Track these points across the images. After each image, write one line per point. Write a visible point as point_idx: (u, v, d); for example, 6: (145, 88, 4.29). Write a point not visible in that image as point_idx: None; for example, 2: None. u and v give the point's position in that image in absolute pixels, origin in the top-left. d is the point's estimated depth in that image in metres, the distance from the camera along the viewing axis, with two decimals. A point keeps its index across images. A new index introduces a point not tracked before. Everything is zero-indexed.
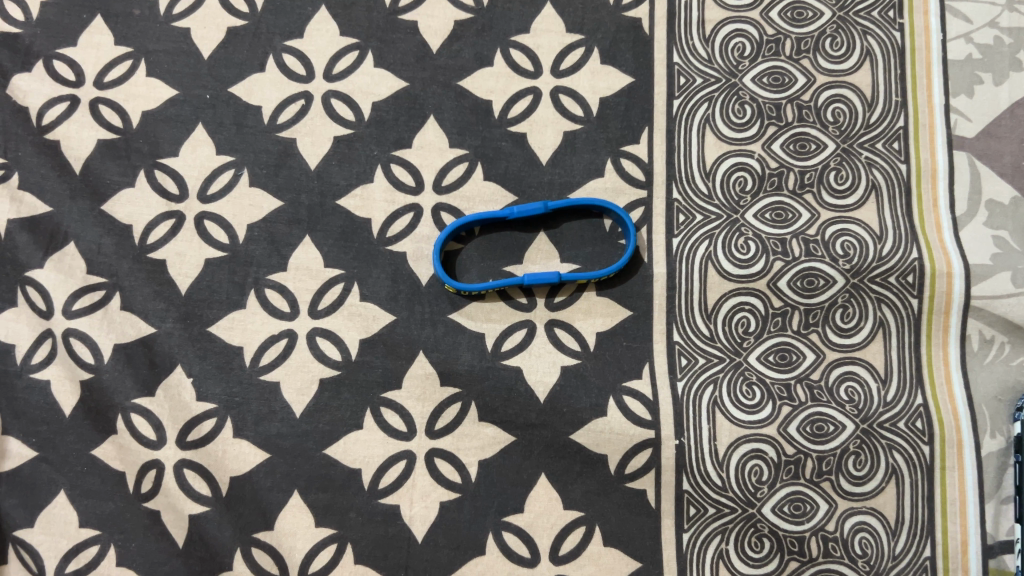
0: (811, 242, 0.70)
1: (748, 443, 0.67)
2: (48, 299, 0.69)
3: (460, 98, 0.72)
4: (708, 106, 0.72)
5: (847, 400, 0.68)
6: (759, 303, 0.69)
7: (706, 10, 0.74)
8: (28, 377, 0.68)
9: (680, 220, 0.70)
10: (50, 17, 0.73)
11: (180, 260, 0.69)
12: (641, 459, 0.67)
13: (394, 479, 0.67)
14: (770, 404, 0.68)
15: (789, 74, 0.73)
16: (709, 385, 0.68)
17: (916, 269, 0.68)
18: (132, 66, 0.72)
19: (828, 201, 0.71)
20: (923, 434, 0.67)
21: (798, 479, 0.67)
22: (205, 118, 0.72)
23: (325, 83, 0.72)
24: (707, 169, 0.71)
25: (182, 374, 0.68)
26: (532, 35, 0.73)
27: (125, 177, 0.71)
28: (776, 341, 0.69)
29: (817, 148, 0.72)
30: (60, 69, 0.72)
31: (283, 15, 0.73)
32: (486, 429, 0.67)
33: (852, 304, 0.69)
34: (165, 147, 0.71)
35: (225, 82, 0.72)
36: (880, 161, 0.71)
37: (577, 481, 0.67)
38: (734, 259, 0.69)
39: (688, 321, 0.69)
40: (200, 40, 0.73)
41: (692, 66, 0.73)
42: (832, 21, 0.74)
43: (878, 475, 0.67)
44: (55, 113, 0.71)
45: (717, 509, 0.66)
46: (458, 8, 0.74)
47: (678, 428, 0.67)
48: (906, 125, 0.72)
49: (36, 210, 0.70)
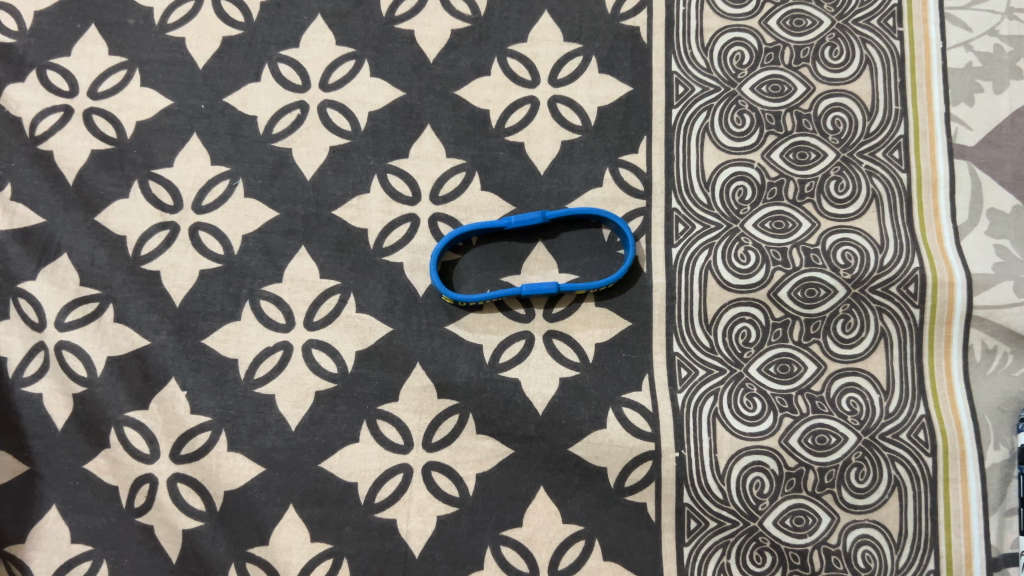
0: (811, 251, 0.69)
1: (749, 456, 0.66)
2: (41, 311, 0.68)
3: (457, 107, 0.72)
4: (707, 115, 0.72)
5: (849, 411, 0.67)
6: (760, 313, 0.68)
7: (705, 19, 0.73)
8: (20, 391, 0.67)
9: (679, 229, 0.70)
10: (43, 27, 0.72)
11: (175, 271, 0.68)
12: (641, 472, 0.66)
13: (391, 492, 0.66)
14: (771, 416, 0.67)
15: (788, 83, 0.72)
16: (709, 396, 0.67)
17: (917, 279, 0.68)
18: (127, 76, 0.72)
19: (828, 210, 0.70)
20: (926, 445, 0.66)
21: (799, 492, 0.66)
22: (199, 129, 0.71)
23: (321, 92, 0.72)
24: (707, 179, 0.71)
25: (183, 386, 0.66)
26: (529, 44, 0.73)
27: (119, 188, 0.70)
28: (777, 352, 0.68)
29: (816, 157, 0.71)
30: (54, 79, 0.72)
31: (279, 25, 0.73)
32: (484, 441, 0.66)
33: (853, 314, 0.68)
34: (160, 158, 0.70)
35: (220, 92, 0.72)
36: (881, 170, 0.71)
37: (576, 494, 0.66)
38: (734, 269, 0.69)
39: (688, 332, 0.68)
40: (195, 49, 0.72)
41: (690, 75, 0.72)
42: (831, 29, 0.73)
43: (881, 487, 0.66)
44: (48, 123, 0.71)
45: (718, 522, 0.65)
46: (454, 17, 0.73)
47: (678, 440, 0.66)
48: (907, 133, 0.71)
49: (29, 222, 0.69)
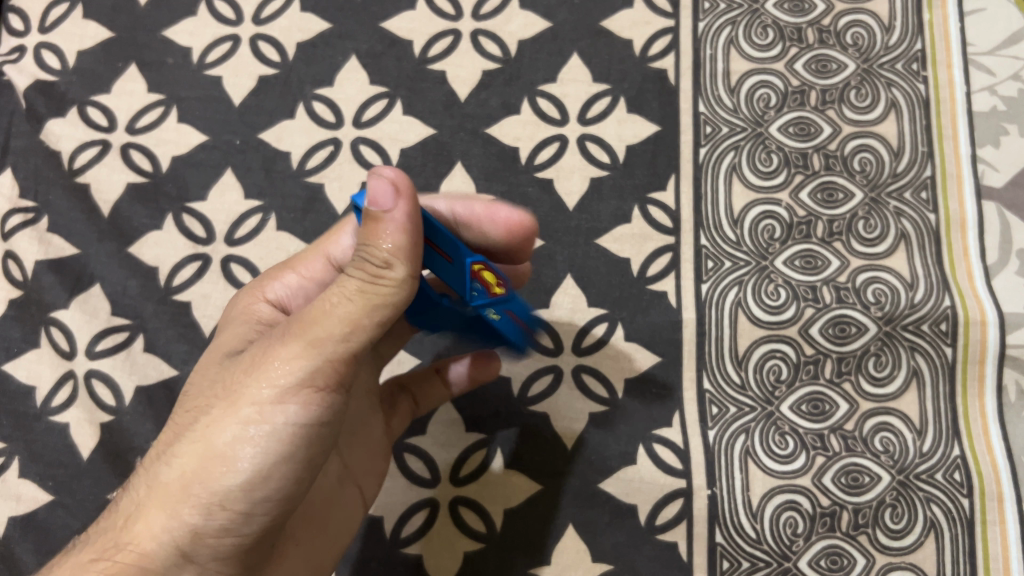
0: (841, 289, 0.69)
1: (782, 494, 0.65)
2: (71, 340, 0.68)
3: (487, 144, 0.73)
4: (735, 154, 0.72)
5: (883, 451, 0.66)
6: (791, 350, 0.68)
7: (731, 62, 0.75)
8: (47, 419, 0.66)
9: (709, 266, 0.70)
10: (84, 66, 0.75)
11: (206, 301, 0.68)
12: (672, 510, 0.65)
13: (417, 526, 0.65)
14: (804, 454, 0.66)
15: (815, 124, 0.73)
16: (740, 434, 0.66)
17: (949, 317, 0.68)
18: (164, 112, 0.74)
19: (858, 248, 0.70)
20: (962, 486, 0.65)
21: (834, 532, 0.64)
22: (234, 163, 0.72)
23: (354, 130, 0.73)
24: (735, 217, 0.71)
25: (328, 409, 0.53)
26: (559, 84, 0.75)
27: (153, 221, 0.71)
28: (808, 390, 0.67)
29: (845, 196, 0.71)
30: (93, 115, 0.74)
31: (314, 65, 0.75)
32: (513, 477, 0.66)
33: (885, 352, 0.68)
34: (194, 192, 0.72)
35: (255, 129, 0.73)
36: (910, 211, 0.71)
37: (606, 532, 0.65)
38: (765, 306, 0.69)
39: (719, 369, 0.68)
40: (232, 87, 0.75)
41: (718, 115, 0.73)
42: (857, 73, 0.74)
43: (917, 528, 0.64)
44: (86, 157, 0.73)
45: (751, 562, 0.64)
46: (486, 58, 0.76)
47: (710, 478, 0.65)
48: (934, 174, 0.72)
49: (63, 252, 0.70)
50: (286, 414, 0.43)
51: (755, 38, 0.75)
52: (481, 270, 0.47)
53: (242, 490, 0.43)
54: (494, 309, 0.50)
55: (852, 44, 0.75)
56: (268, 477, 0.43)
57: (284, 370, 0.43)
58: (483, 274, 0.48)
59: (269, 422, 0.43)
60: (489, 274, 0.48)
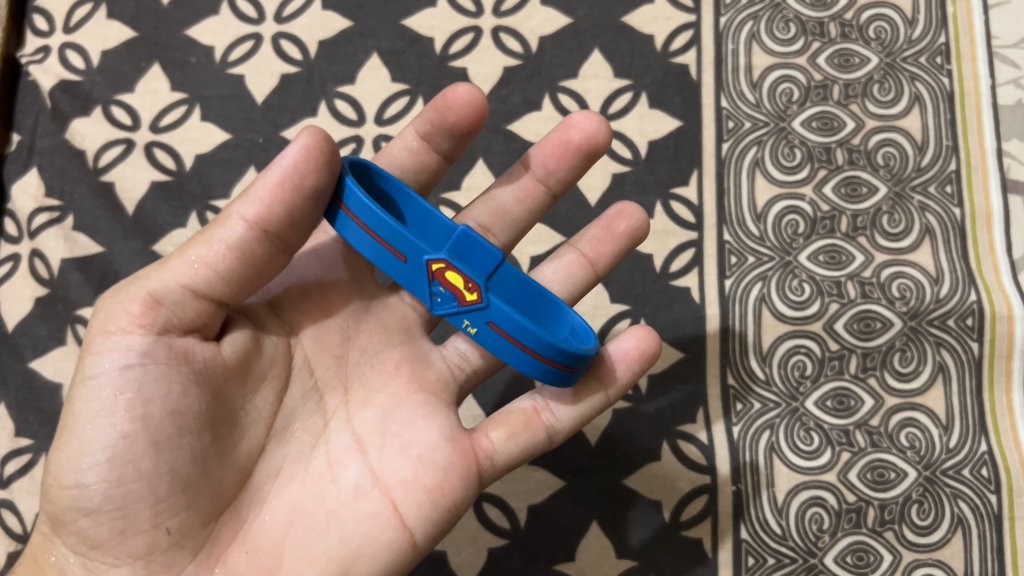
0: (866, 284, 0.69)
1: (808, 490, 0.65)
2: None
3: (508, 141, 0.73)
4: (758, 149, 0.72)
5: (908, 447, 0.65)
6: (815, 346, 0.67)
7: (753, 57, 0.74)
8: None
9: (732, 261, 0.70)
10: (108, 65, 0.76)
11: None
12: (696, 506, 0.64)
13: None
14: (829, 450, 0.65)
15: (838, 118, 0.73)
16: (765, 430, 0.66)
17: (975, 311, 0.67)
18: (188, 111, 0.74)
19: (882, 243, 0.70)
20: (989, 482, 0.64)
21: (859, 529, 0.64)
22: (257, 161, 0.73)
23: (375, 127, 0.73)
24: (758, 212, 0.71)
25: (326, 394, 0.48)
26: (580, 79, 0.75)
27: (178, 219, 0.71)
28: (833, 386, 0.67)
29: (868, 191, 0.71)
30: (117, 114, 0.74)
31: (336, 63, 0.76)
32: (536, 473, 0.65)
33: (910, 347, 0.67)
34: (217, 190, 0.72)
35: (278, 127, 0.74)
36: (934, 205, 0.70)
37: (630, 528, 0.64)
38: (789, 301, 0.68)
39: (743, 364, 0.67)
40: (254, 85, 0.75)
41: (740, 110, 0.73)
42: (880, 67, 0.74)
43: (944, 525, 0.64)
44: (110, 155, 0.73)
45: (777, 559, 0.63)
46: (507, 55, 0.75)
47: (735, 474, 0.65)
48: (959, 168, 0.71)
49: (88, 250, 0.71)
50: (109, 361, 0.40)
51: (777, 32, 0.75)
52: (443, 270, 0.48)
53: (82, 454, 0.40)
54: (470, 322, 0.49)
55: (875, 38, 0.75)
56: (108, 438, 0.40)
57: (106, 319, 0.41)
58: (445, 278, 0.48)
59: (96, 375, 0.40)
60: (456, 280, 0.48)
